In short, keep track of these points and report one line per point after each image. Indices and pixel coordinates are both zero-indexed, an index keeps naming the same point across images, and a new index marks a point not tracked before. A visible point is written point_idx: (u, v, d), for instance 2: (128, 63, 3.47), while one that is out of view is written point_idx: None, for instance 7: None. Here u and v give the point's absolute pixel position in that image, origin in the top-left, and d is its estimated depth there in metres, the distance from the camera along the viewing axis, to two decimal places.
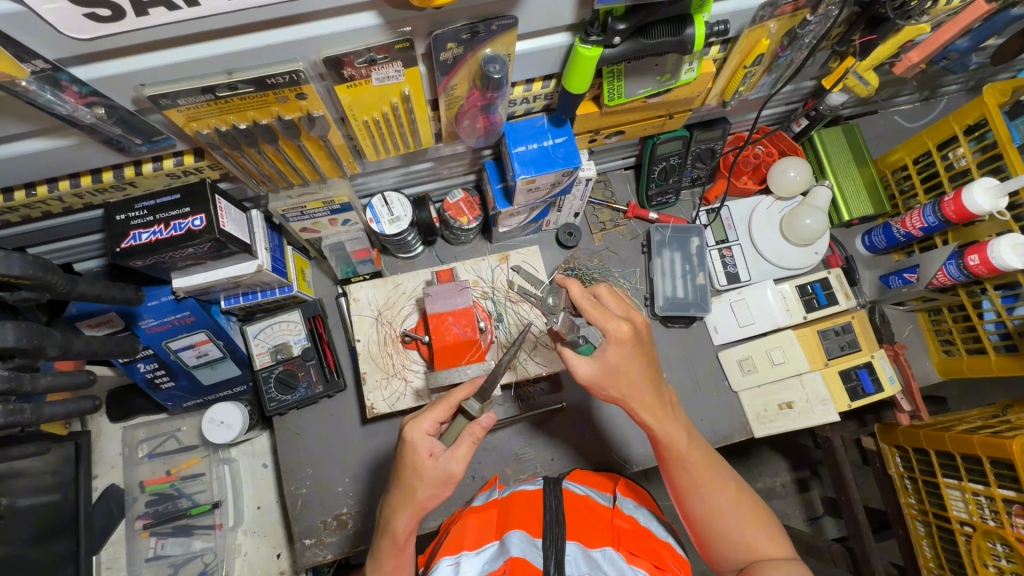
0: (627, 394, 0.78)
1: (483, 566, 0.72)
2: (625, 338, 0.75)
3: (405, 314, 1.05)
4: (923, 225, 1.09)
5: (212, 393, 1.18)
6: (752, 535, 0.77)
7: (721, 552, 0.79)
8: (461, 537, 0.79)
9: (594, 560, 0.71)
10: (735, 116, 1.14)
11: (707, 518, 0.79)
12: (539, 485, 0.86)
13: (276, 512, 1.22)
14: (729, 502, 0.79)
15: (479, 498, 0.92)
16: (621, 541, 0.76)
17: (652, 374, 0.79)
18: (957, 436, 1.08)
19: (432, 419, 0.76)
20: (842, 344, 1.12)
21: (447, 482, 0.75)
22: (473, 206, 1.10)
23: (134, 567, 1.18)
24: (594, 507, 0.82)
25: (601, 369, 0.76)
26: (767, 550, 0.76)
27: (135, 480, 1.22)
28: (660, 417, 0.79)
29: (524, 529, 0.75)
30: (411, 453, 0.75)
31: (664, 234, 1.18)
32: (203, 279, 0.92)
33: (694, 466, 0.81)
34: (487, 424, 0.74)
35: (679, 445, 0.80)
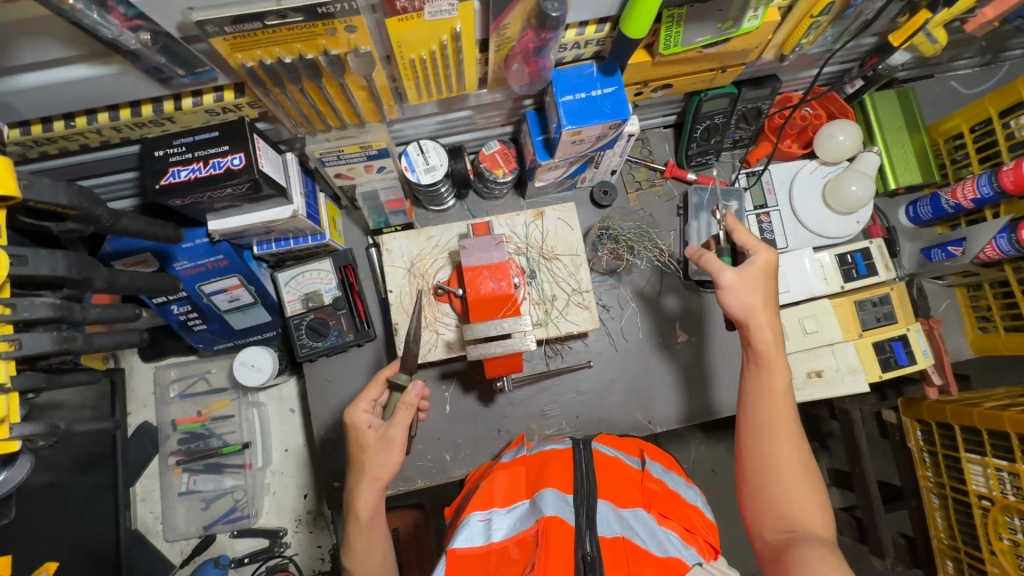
0: (751, 314, 0.81)
1: (514, 523, 0.73)
2: (757, 261, 0.83)
3: (438, 266, 1.03)
4: (975, 195, 1.05)
5: (243, 338, 1.19)
6: (802, 503, 0.74)
7: (766, 510, 0.75)
8: (490, 494, 0.80)
9: (627, 522, 0.73)
10: (789, 73, 1.08)
11: (766, 471, 0.76)
12: (568, 445, 0.85)
13: (303, 455, 1.26)
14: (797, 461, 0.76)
15: (507, 455, 0.94)
16: (652, 503, 0.78)
17: (776, 304, 0.83)
18: (987, 413, 1.07)
19: (368, 397, 0.85)
20: (879, 316, 1.10)
21: (389, 445, 0.80)
22: (509, 158, 1.07)
23: (168, 498, 1.21)
24: (623, 469, 0.83)
25: (739, 279, 0.82)
26: (813, 525, 0.72)
27: (168, 418, 1.24)
28: (767, 341, 0.81)
29: (555, 487, 0.75)
30: (357, 431, 0.82)
31: (703, 196, 1.15)
32: (239, 223, 0.91)
33: (780, 408, 0.79)
34: (419, 391, 0.80)
35: (777, 379, 0.81)
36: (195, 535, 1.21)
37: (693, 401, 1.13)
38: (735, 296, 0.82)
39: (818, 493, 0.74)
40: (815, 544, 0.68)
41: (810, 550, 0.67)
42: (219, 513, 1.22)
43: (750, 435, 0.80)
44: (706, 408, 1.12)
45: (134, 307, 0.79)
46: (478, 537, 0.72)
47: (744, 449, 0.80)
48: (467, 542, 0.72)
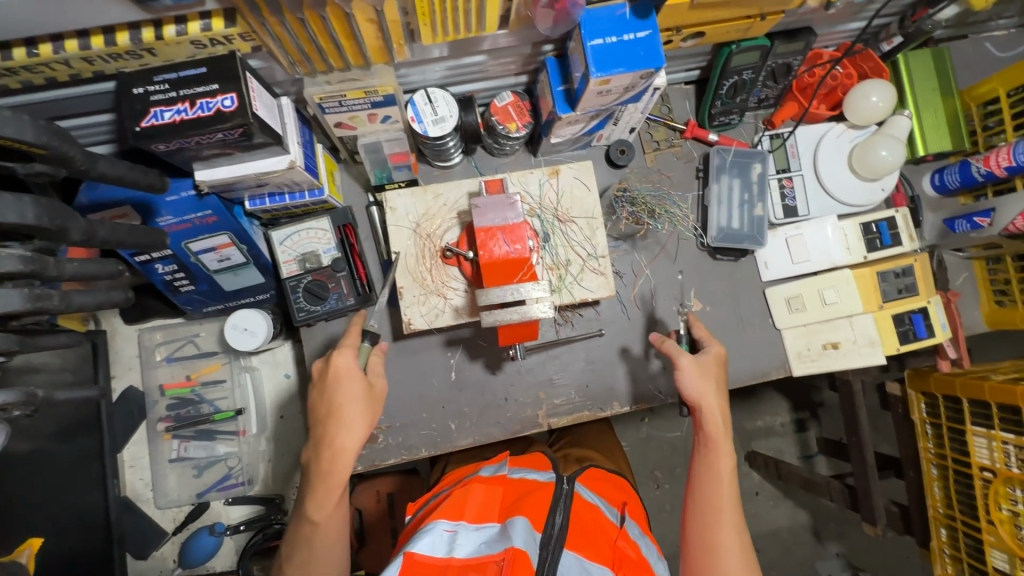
0: (705, 401, 0.88)
1: (479, 544, 0.72)
2: (713, 355, 0.91)
3: (446, 227, 0.97)
4: (1010, 163, 1.00)
5: (234, 300, 1.11)
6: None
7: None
8: (461, 506, 0.79)
9: (587, 574, 0.71)
10: (825, 26, 1.01)
11: (708, 555, 0.84)
12: (552, 480, 0.87)
13: (299, 420, 1.20)
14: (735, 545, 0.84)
15: (487, 469, 0.93)
16: (618, 562, 0.76)
17: (724, 391, 0.91)
18: (998, 387, 1.06)
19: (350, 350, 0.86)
20: (900, 287, 1.06)
21: (375, 395, 0.86)
22: (523, 111, 0.99)
23: (157, 465, 1.17)
24: (600, 521, 0.81)
25: (698, 368, 0.88)
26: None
27: (154, 383, 1.18)
28: (715, 427, 0.89)
29: (527, 518, 0.75)
30: (341, 378, 0.83)
31: (724, 158, 1.09)
32: (230, 173, 0.83)
33: (723, 491, 0.88)
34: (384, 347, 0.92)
35: (722, 465, 0.88)
36: (188, 502, 1.17)
37: None
38: (694, 382, 0.87)
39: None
40: None
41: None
42: (212, 480, 1.17)
43: (696, 515, 0.88)
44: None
45: (116, 263, 0.71)
46: (440, 547, 0.70)
47: (688, 531, 0.87)
48: (428, 549, 0.70)
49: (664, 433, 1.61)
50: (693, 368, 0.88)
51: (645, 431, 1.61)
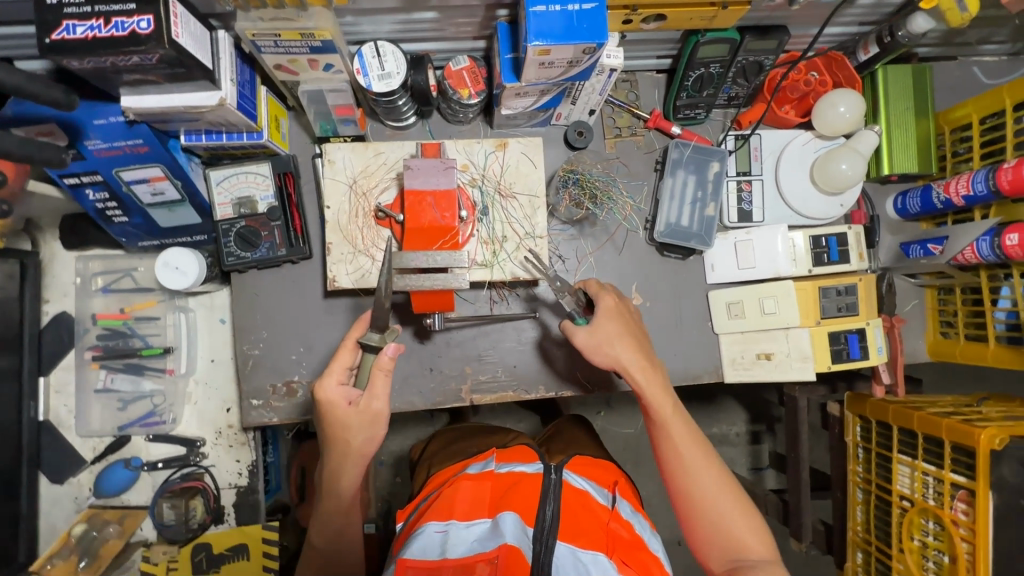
0: (619, 354, 0.89)
1: (473, 542, 0.74)
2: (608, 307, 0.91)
3: (383, 187, 0.95)
4: (968, 192, 0.97)
5: (170, 237, 1.09)
6: (736, 527, 0.84)
7: (714, 540, 0.85)
8: (451, 504, 0.81)
9: (583, 565, 0.72)
10: (798, 26, 0.98)
11: (700, 509, 0.85)
12: (538, 470, 0.87)
13: (229, 366, 1.20)
14: (721, 487, 0.86)
15: (474, 466, 0.92)
16: (613, 547, 0.77)
17: (636, 339, 0.90)
18: (925, 417, 1.05)
19: (338, 374, 0.87)
20: (840, 305, 1.04)
21: (374, 421, 0.85)
22: (478, 78, 0.96)
23: (83, 394, 1.17)
24: (591, 507, 0.82)
25: (592, 335, 0.88)
26: (749, 542, 0.84)
27: (88, 311, 1.18)
28: (649, 384, 0.89)
29: (517, 513, 0.77)
30: (333, 409, 0.85)
31: (683, 153, 1.05)
32: (157, 103, 0.80)
33: (688, 449, 0.88)
34: (392, 354, 0.83)
35: (663, 409, 0.88)
36: (109, 433, 1.17)
37: None
38: (598, 352, 0.89)
39: (747, 512, 0.85)
40: None
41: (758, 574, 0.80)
42: (136, 415, 1.18)
43: (677, 476, 0.87)
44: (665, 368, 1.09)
45: None
46: (432, 550, 0.72)
47: (674, 492, 0.88)
48: (420, 554, 0.72)
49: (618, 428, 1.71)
50: (588, 334, 0.89)
51: (600, 424, 1.61)
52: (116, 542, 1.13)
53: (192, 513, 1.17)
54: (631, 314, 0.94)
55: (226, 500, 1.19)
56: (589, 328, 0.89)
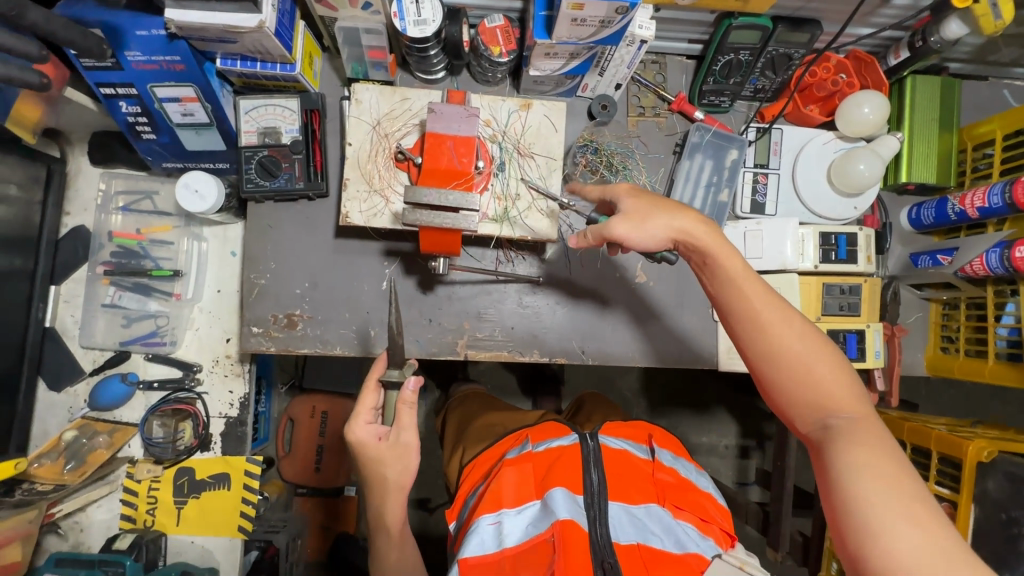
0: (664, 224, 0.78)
1: (527, 526, 0.74)
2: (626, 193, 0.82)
3: (405, 131, 0.96)
4: (984, 205, 0.97)
5: (194, 161, 1.12)
6: (820, 372, 0.71)
7: (794, 397, 0.72)
8: (498, 494, 0.79)
9: (639, 521, 0.76)
10: (831, 22, 0.99)
11: (772, 344, 0.73)
12: (576, 440, 0.86)
13: (234, 298, 1.22)
14: (804, 339, 0.72)
15: (512, 450, 0.89)
16: (665, 497, 0.81)
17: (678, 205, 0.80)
18: (916, 428, 1.04)
19: (366, 412, 0.86)
20: (842, 304, 1.06)
21: (405, 453, 0.86)
22: (510, 37, 0.97)
23: (90, 307, 1.20)
24: (633, 462, 0.85)
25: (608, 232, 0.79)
26: (835, 393, 0.70)
27: (105, 228, 1.20)
28: (710, 242, 0.77)
29: (565, 487, 0.78)
30: (364, 448, 0.86)
31: (703, 137, 1.07)
32: (197, 19, 0.83)
33: (752, 290, 0.75)
34: (414, 388, 0.84)
35: (731, 267, 0.76)
36: (111, 348, 1.20)
37: (632, 341, 1.10)
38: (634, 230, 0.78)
39: (835, 360, 0.71)
40: (851, 433, 0.66)
41: (847, 432, 0.66)
42: (139, 333, 1.20)
43: (748, 332, 0.75)
44: (677, 322, 1.11)
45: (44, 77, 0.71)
46: (489, 543, 0.73)
47: (745, 348, 0.76)
48: (479, 550, 0.72)
49: None
50: (625, 221, 0.78)
51: None
52: (103, 452, 1.14)
53: (181, 435, 1.20)
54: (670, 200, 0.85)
55: (214, 428, 1.20)
56: (624, 216, 0.78)
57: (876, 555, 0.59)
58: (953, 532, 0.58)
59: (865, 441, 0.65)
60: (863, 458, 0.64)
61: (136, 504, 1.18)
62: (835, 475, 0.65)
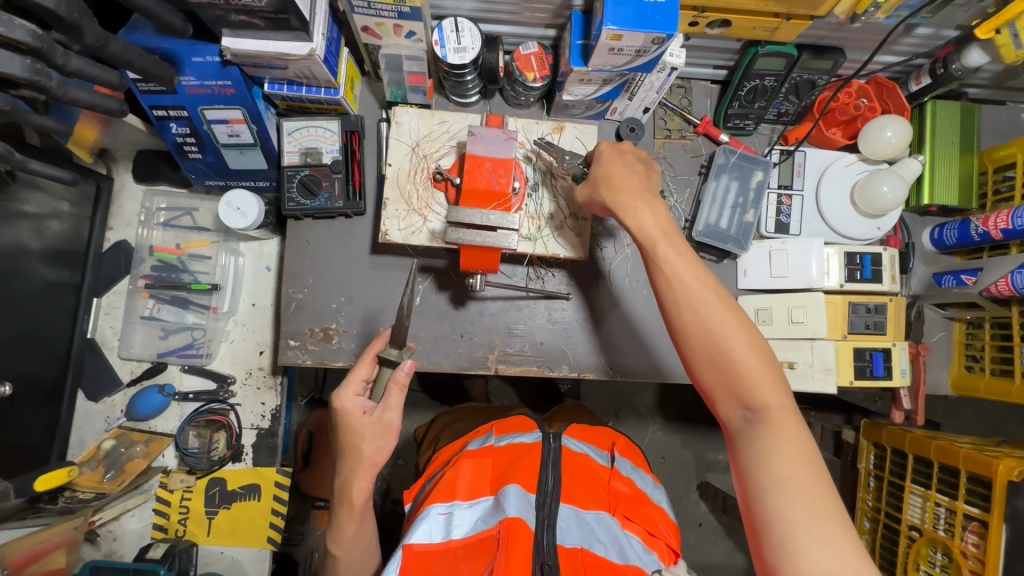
0: (618, 200, 0.83)
1: (476, 521, 0.76)
2: (605, 156, 0.87)
3: (443, 152, 1.00)
4: (1007, 227, 0.99)
5: (236, 179, 1.16)
6: (752, 376, 0.75)
7: (719, 385, 0.77)
8: (453, 484, 0.81)
9: (587, 525, 0.77)
10: (854, 50, 1.02)
11: (709, 347, 0.77)
12: (537, 439, 0.87)
13: (269, 311, 1.25)
14: (732, 330, 0.76)
15: (474, 442, 0.92)
16: (616, 505, 0.82)
17: (638, 187, 0.84)
18: (942, 446, 1.05)
19: (357, 381, 0.87)
20: (869, 323, 1.08)
21: (388, 431, 0.86)
22: (544, 63, 1.02)
23: (130, 319, 1.23)
24: (592, 467, 0.86)
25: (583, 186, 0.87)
26: (765, 397, 0.74)
27: (146, 243, 1.25)
28: (654, 232, 0.82)
29: (519, 484, 0.78)
30: (348, 418, 0.85)
31: (728, 159, 1.10)
32: (253, 47, 0.88)
33: (694, 286, 0.79)
34: (409, 370, 0.87)
35: (670, 256, 0.80)
36: (148, 359, 1.23)
37: (658, 357, 1.11)
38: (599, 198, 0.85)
39: (761, 353, 0.76)
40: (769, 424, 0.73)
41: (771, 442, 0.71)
42: (175, 345, 1.24)
43: (682, 318, 0.79)
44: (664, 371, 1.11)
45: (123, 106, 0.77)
46: (437, 533, 0.75)
47: (678, 334, 0.79)
48: (425, 538, 0.74)
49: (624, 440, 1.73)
50: (586, 187, 0.87)
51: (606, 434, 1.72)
52: (140, 461, 1.18)
53: (215, 445, 1.21)
54: (648, 168, 0.88)
55: (246, 439, 1.22)
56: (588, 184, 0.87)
57: (783, 540, 0.66)
58: (842, 521, 0.66)
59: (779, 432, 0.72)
60: (786, 473, 0.69)
61: (168, 513, 1.20)
62: (758, 485, 0.71)
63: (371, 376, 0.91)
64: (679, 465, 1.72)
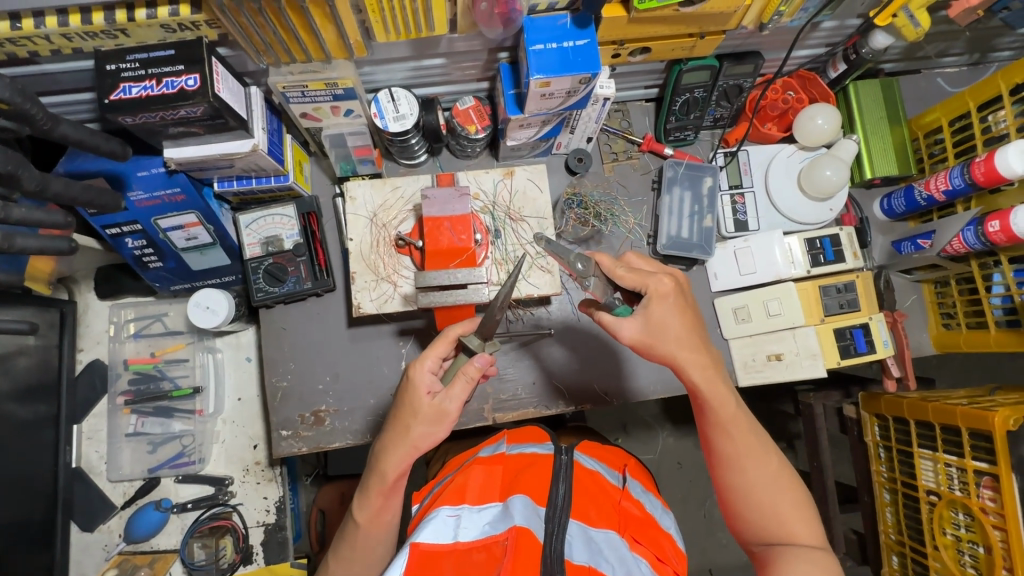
0: (672, 351, 0.80)
1: (484, 526, 0.73)
2: (669, 293, 0.80)
3: (402, 218, 1.02)
4: (947, 188, 1.04)
5: (201, 280, 1.15)
6: (784, 514, 0.81)
7: (752, 525, 0.83)
8: (462, 491, 0.80)
9: (595, 543, 0.74)
10: (771, 51, 1.07)
11: (752, 494, 0.82)
12: (550, 453, 0.88)
13: (256, 403, 1.23)
14: (769, 479, 0.82)
15: (486, 450, 0.94)
16: (625, 527, 0.80)
17: (698, 336, 0.82)
18: (939, 407, 1.07)
19: (434, 357, 0.83)
20: (842, 302, 1.11)
21: (442, 419, 0.81)
22: (483, 115, 1.04)
23: (114, 439, 1.20)
24: (603, 485, 0.86)
25: (643, 328, 0.80)
26: (796, 533, 0.80)
27: (119, 357, 1.22)
28: (708, 385, 0.82)
29: (528, 496, 0.77)
30: (411, 391, 0.82)
31: (677, 171, 1.13)
32: (195, 153, 0.88)
33: (740, 438, 0.83)
34: (482, 364, 0.81)
35: (723, 410, 0.82)
36: (139, 477, 1.19)
37: (652, 373, 1.12)
38: (647, 348, 0.81)
39: (796, 497, 0.82)
40: (799, 552, 0.77)
41: (789, 563, 0.76)
42: (165, 457, 1.20)
43: (727, 467, 0.84)
44: (647, 387, 1.12)
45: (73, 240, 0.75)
46: (446, 533, 0.72)
47: (720, 478, 0.85)
48: (433, 538, 0.71)
49: (635, 455, 1.71)
50: (633, 326, 0.80)
51: None
52: None
53: (222, 553, 1.17)
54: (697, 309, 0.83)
55: (254, 538, 1.18)
56: (633, 321, 0.80)
57: None
58: None
59: (812, 560, 0.76)
60: None
61: None
62: None
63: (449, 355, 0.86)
64: (695, 470, 1.71)
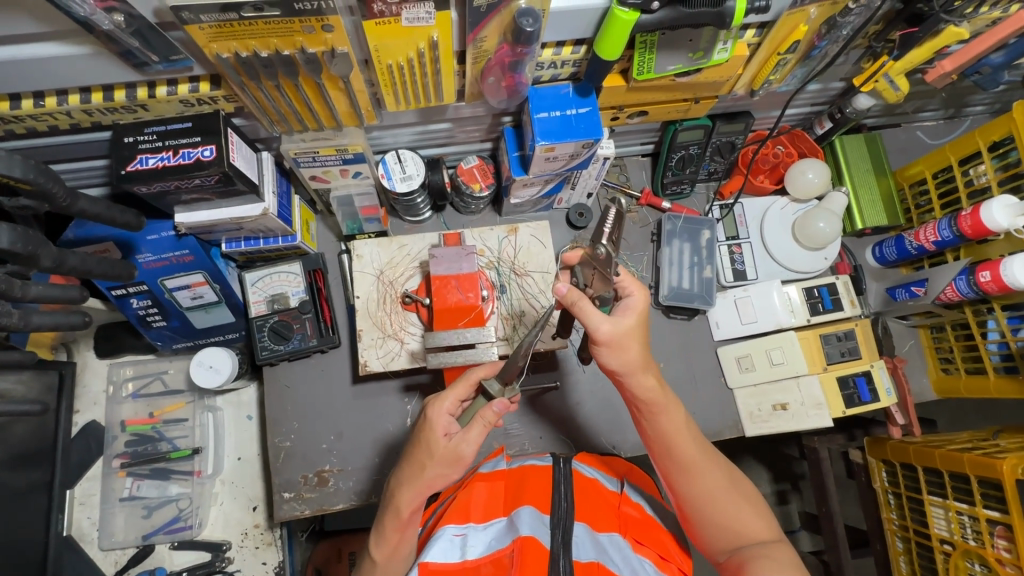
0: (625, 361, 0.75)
1: (490, 541, 0.73)
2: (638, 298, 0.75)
3: (408, 275, 1.03)
4: (936, 239, 1.08)
5: (203, 337, 1.14)
6: (742, 516, 0.76)
7: (713, 532, 0.77)
8: (465, 508, 0.79)
9: (602, 546, 0.72)
10: (761, 111, 1.12)
11: (706, 498, 0.77)
12: (548, 463, 0.84)
13: (256, 463, 1.20)
14: (721, 480, 0.78)
15: (485, 465, 0.89)
16: (627, 528, 0.77)
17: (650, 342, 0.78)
18: (946, 453, 1.07)
19: (453, 398, 0.78)
20: (843, 350, 1.12)
21: (457, 461, 0.76)
22: (487, 173, 1.08)
23: (108, 504, 1.16)
24: (602, 491, 0.81)
25: (614, 331, 0.73)
26: (756, 532, 0.76)
27: (117, 418, 1.20)
28: (654, 392, 0.78)
29: (533, 505, 0.75)
30: (428, 433, 0.76)
31: (676, 224, 1.17)
32: (208, 217, 0.90)
33: (689, 443, 0.79)
34: (500, 409, 0.76)
35: (671, 415, 0.79)
36: (133, 544, 1.15)
37: None
38: (615, 349, 0.74)
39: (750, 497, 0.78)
40: (763, 550, 0.72)
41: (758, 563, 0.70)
42: (161, 522, 1.16)
43: (678, 475, 0.79)
44: None
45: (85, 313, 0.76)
46: (452, 553, 0.71)
47: (675, 486, 0.80)
48: (441, 557, 0.70)
49: None
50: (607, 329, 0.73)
51: None
52: None
53: None
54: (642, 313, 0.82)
55: None
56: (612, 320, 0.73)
57: None
58: None
59: (775, 555, 0.71)
60: None
61: None
62: None
63: (467, 397, 0.81)
64: None
